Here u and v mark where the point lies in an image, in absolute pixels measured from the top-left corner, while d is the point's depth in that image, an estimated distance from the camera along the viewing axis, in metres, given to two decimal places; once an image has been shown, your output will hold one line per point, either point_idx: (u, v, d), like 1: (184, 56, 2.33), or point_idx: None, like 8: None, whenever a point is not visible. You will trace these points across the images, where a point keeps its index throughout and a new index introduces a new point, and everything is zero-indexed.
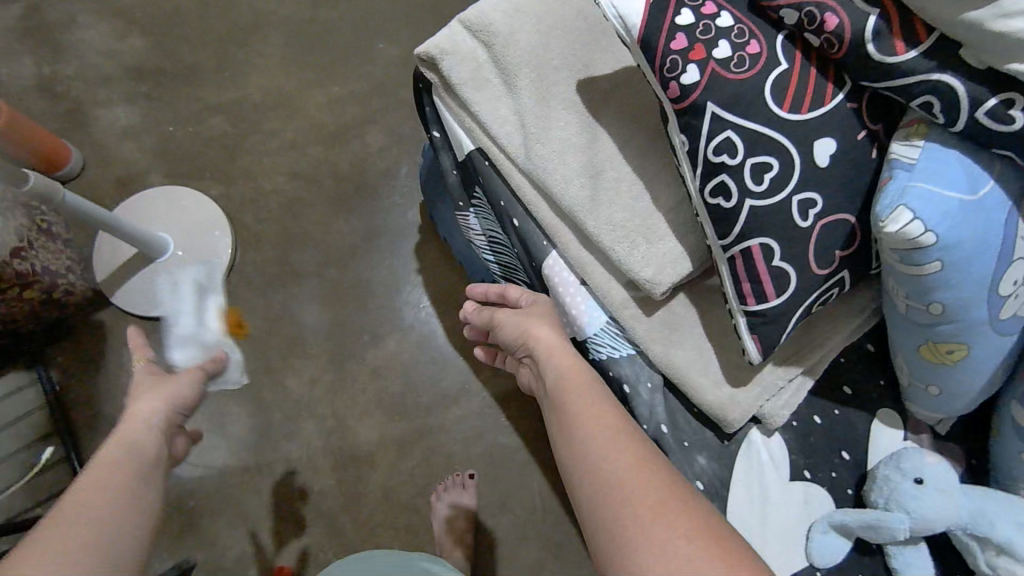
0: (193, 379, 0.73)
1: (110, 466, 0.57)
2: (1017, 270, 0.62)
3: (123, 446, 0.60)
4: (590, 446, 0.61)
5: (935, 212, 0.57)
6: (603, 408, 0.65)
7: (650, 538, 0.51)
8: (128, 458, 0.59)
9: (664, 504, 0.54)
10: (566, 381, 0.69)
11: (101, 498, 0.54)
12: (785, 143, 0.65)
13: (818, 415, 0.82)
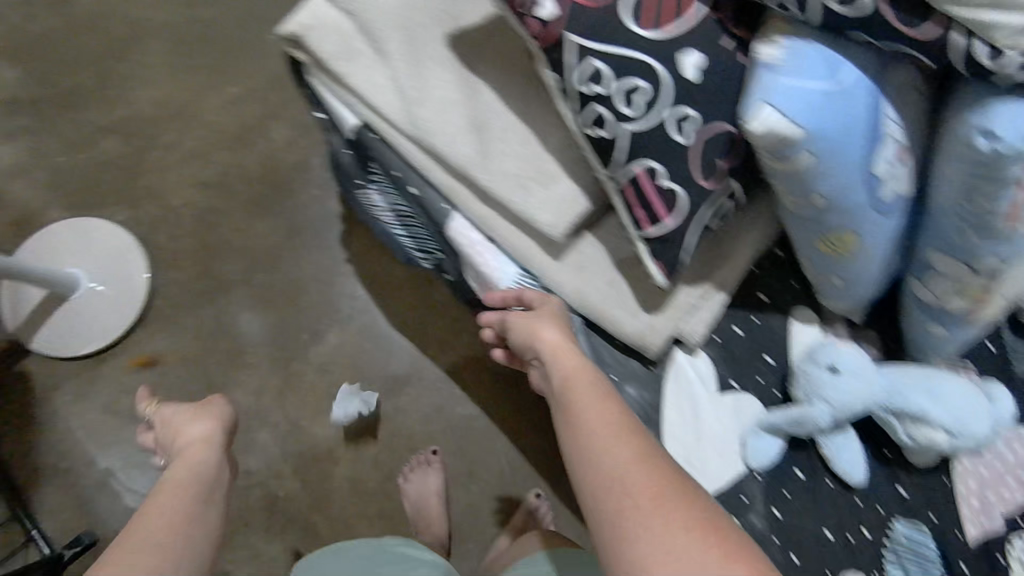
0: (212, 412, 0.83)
1: (161, 498, 0.65)
2: (888, 150, 0.63)
3: (173, 480, 0.69)
4: (592, 447, 0.60)
5: (798, 105, 0.58)
6: (606, 405, 0.63)
7: (654, 539, 0.51)
8: (178, 488, 0.67)
9: (669, 504, 0.53)
10: (569, 381, 0.67)
11: (157, 523, 0.62)
12: (650, 63, 0.64)
13: (739, 326, 0.85)
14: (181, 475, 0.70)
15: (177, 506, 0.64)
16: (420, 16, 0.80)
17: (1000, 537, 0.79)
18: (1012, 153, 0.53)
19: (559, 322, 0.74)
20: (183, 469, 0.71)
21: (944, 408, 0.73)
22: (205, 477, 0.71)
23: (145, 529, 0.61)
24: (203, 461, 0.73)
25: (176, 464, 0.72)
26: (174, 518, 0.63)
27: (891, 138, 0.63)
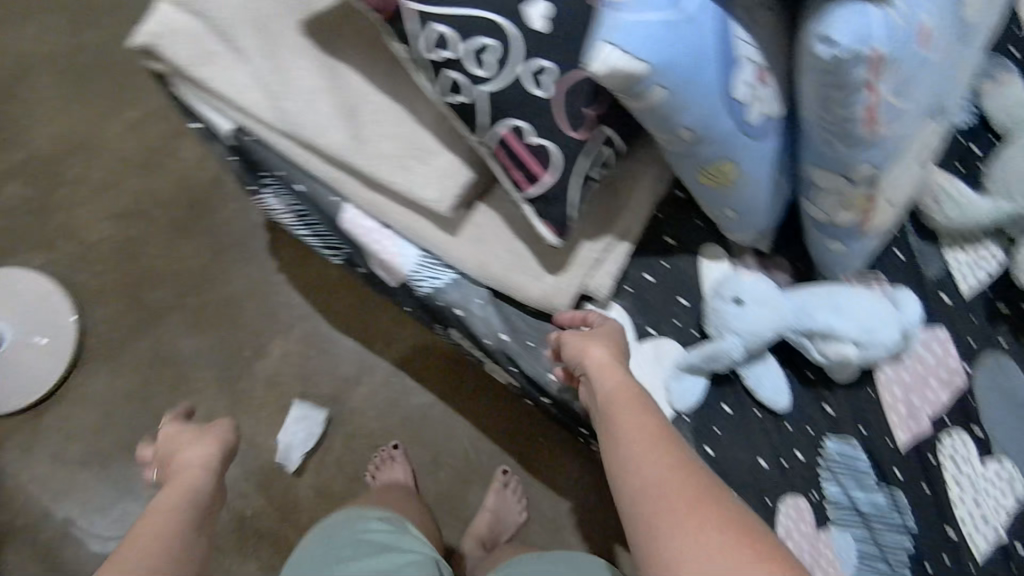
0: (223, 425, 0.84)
1: (144, 529, 0.64)
2: (745, 72, 0.62)
3: (160, 512, 0.67)
4: (634, 459, 0.59)
5: (639, 39, 0.56)
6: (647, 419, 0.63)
7: (695, 549, 0.51)
8: (165, 519, 0.66)
9: (714, 518, 0.52)
10: (613, 396, 0.66)
11: (146, 544, 0.62)
12: (495, 19, 0.62)
13: (649, 272, 0.85)
14: (169, 508, 0.68)
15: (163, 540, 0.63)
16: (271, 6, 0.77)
17: (928, 438, 0.81)
18: (850, 56, 0.52)
19: (608, 338, 0.72)
20: (173, 501, 0.69)
21: (851, 321, 0.74)
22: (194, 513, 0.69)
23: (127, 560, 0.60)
24: (198, 490, 0.73)
25: (166, 495, 0.71)
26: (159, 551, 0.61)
27: (747, 59, 0.62)
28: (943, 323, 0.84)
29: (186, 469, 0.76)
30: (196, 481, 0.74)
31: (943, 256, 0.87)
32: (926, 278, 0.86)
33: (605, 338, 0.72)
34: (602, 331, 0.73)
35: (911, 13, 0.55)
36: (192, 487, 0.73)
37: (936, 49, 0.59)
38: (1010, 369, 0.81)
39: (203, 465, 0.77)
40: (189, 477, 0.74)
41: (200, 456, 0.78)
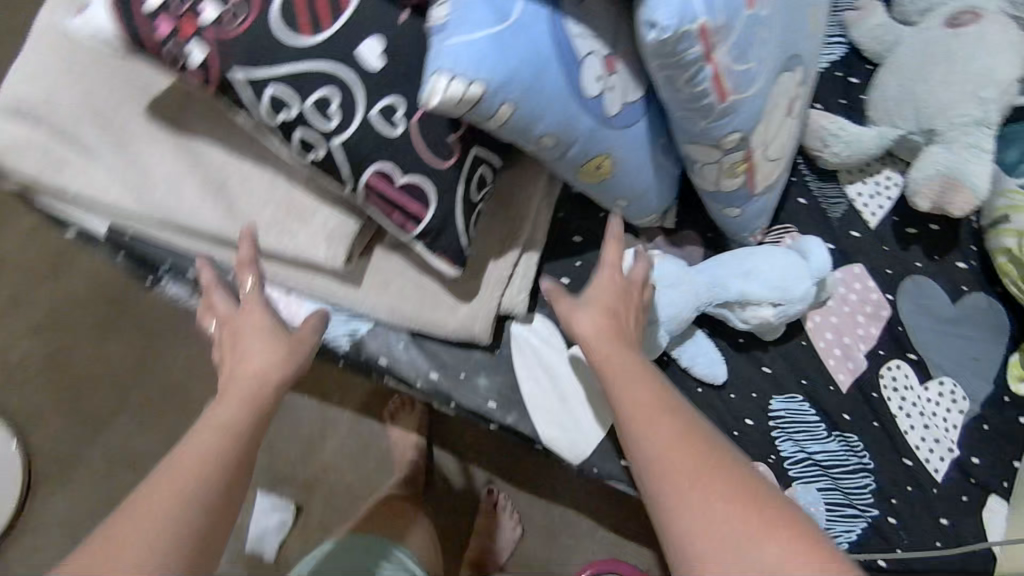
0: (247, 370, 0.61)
1: (167, 479, 0.52)
2: (591, 67, 0.61)
3: (188, 455, 0.55)
4: (643, 439, 0.56)
5: (469, 61, 0.55)
6: (649, 395, 0.59)
7: (700, 520, 0.50)
8: (188, 473, 0.53)
9: (731, 498, 0.50)
10: (613, 373, 0.62)
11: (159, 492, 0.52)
12: (328, 68, 0.60)
13: (565, 275, 0.83)
14: (198, 453, 0.55)
15: (182, 515, 0.51)
16: (109, 96, 0.73)
17: (868, 374, 0.82)
18: (675, 36, 0.51)
19: (618, 298, 0.67)
20: (213, 430, 0.57)
21: (764, 284, 0.73)
22: (232, 469, 0.55)
23: (133, 537, 0.49)
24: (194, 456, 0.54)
25: (220, 407, 0.59)
26: (175, 532, 0.50)
27: (589, 54, 0.61)
28: (858, 257, 0.85)
29: (265, 375, 0.61)
30: (241, 409, 0.59)
31: (845, 192, 0.87)
32: (832, 218, 0.87)
33: (613, 301, 0.67)
34: (619, 291, 0.68)
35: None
36: (254, 404, 0.60)
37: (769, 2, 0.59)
38: (931, 289, 0.85)
39: (280, 370, 0.62)
40: (234, 403, 0.59)
41: (255, 364, 0.62)
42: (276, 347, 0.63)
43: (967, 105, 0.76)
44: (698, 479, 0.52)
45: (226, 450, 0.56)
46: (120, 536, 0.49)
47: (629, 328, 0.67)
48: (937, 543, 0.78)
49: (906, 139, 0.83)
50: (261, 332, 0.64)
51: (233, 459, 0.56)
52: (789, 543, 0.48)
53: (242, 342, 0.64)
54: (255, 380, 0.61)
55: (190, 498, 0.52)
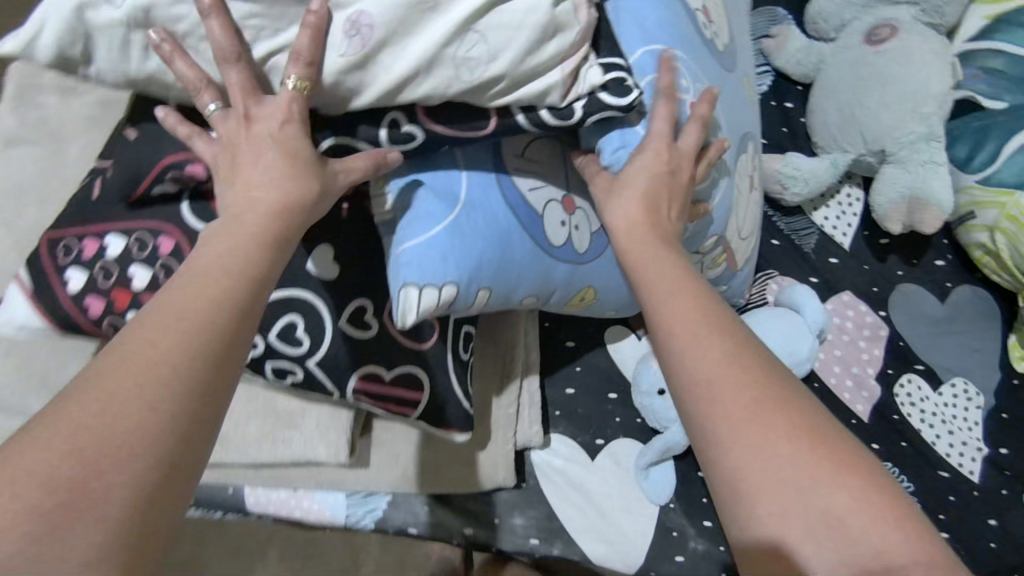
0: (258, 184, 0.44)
1: (163, 322, 0.37)
2: (554, 214, 0.59)
3: (188, 301, 0.39)
4: (686, 349, 0.45)
5: (434, 262, 0.52)
6: (686, 295, 0.48)
7: (767, 465, 0.40)
8: (197, 312, 0.38)
9: (800, 426, 0.41)
10: (644, 267, 0.51)
11: (159, 333, 0.37)
12: (286, 295, 0.57)
13: (570, 385, 0.82)
14: (210, 299, 0.39)
15: (190, 368, 0.36)
16: (50, 363, 0.65)
17: (884, 399, 0.82)
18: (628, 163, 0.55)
19: (660, 170, 0.53)
20: (216, 270, 0.40)
21: None
22: (246, 320, 0.40)
23: (127, 393, 0.34)
24: (220, 288, 0.40)
25: (218, 239, 0.42)
26: (177, 388, 0.36)
27: (547, 204, 0.58)
28: (845, 284, 0.85)
29: (286, 203, 0.44)
30: (258, 254, 0.42)
31: (813, 221, 0.87)
32: (808, 253, 0.86)
33: (656, 186, 0.52)
34: (666, 182, 0.53)
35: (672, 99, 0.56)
36: (279, 236, 0.43)
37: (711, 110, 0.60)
38: (917, 295, 0.86)
39: (310, 202, 0.45)
40: (245, 238, 0.42)
41: (269, 194, 0.44)
42: (298, 173, 0.45)
43: (911, 123, 0.78)
44: (761, 401, 0.42)
45: (240, 299, 0.40)
46: (106, 389, 0.34)
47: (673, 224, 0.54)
48: (992, 544, 0.79)
49: (859, 160, 0.83)
50: (288, 162, 0.44)
51: (241, 313, 0.40)
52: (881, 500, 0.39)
53: (250, 169, 0.44)
54: (277, 211, 0.43)
55: (197, 351, 0.37)
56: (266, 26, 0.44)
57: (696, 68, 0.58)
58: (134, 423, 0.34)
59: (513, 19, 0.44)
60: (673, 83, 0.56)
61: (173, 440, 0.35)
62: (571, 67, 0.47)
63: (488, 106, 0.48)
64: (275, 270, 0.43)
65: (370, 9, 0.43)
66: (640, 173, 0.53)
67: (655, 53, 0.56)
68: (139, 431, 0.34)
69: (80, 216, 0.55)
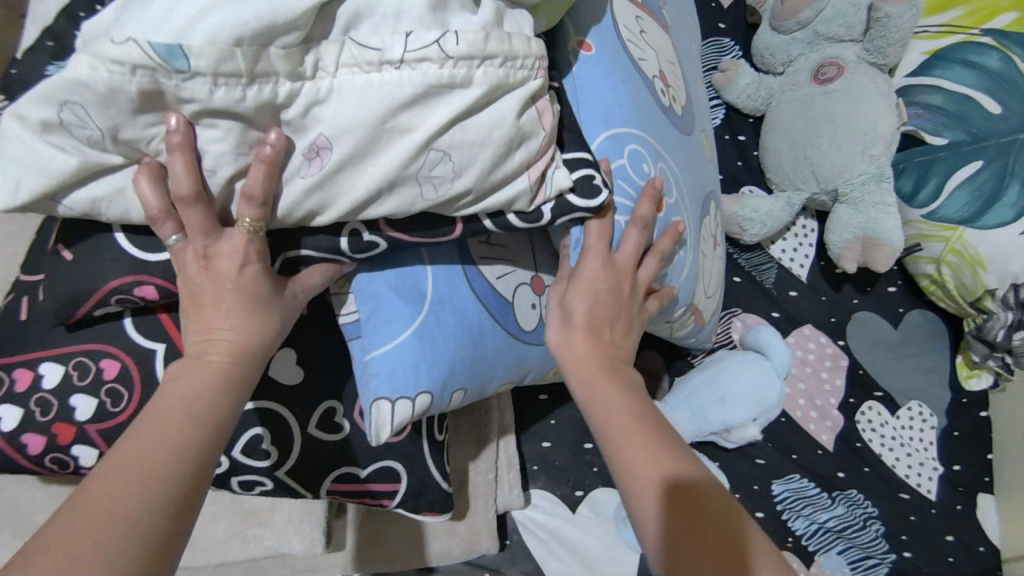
0: (223, 320, 0.43)
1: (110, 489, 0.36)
2: (525, 297, 0.57)
3: (140, 461, 0.37)
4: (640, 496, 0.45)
5: (405, 374, 0.50)
6: (641, 431, 0.48)
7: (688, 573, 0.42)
8: (148, 471, 0.37)
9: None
10: (594, 396, 0.51)
11: (121, 491, 0.36)
12: (247, 407, 0.54)
13: (546, 438, 0.81)
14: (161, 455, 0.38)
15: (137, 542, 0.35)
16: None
17: (847, 427, 0.85)
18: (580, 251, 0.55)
19: (608, 284, 0.54)
20: (170, 423, 0.39)
21: (736, 402, 0.75)
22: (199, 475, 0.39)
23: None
24: (184, 437, 0.39)
25: (179, 382, 0.41)
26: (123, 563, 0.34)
27: (518, 288, 0.57)
28: (805, 317, 0.87)
29: (242, 345, 0.43)
30: (222, 397, 0.42)
31: (772, 255, 0.89)
32: (769, 287, 0.88)
33: (608, 311, 0.54)
34: (613, 293, 0.54)
35: (635, 184, 0.57)
36: (235, 379, 0.43)
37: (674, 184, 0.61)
38: (873, 322, 0.89)
39: (267, 340, 0.45)
40: (198, 384, 0.41)
41: (230, 334, 0.43)
42: (257, 308, 0.44)
43: (861, 164, 0.79)
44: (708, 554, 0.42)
45: (193, 453, 0.39)
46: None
47: (628, 336, 0.56)
48: (950, 559, 0.83)
49: (813, 198, 0.84)
50: (243, 299, 0.43)
51: (195, 471, 0.39)
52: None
53: (204, 309, 0.43)
54: (231, 354, 0.43)
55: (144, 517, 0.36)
56: (227, 152, 0.41)
57: (655, 144, 0.60)
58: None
59: (477, 136, 0.44)
60: (636, 165, 0.58)
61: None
62: (538, 172, 0.48)
63: (455, 214, 0.48)
64: (234, 414, 0.43)
65: (328, 131, 0.41)
66: (582, 295, 0.54)
67: (618, 135, 0.57)
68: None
69: (9, 344, 0.51)
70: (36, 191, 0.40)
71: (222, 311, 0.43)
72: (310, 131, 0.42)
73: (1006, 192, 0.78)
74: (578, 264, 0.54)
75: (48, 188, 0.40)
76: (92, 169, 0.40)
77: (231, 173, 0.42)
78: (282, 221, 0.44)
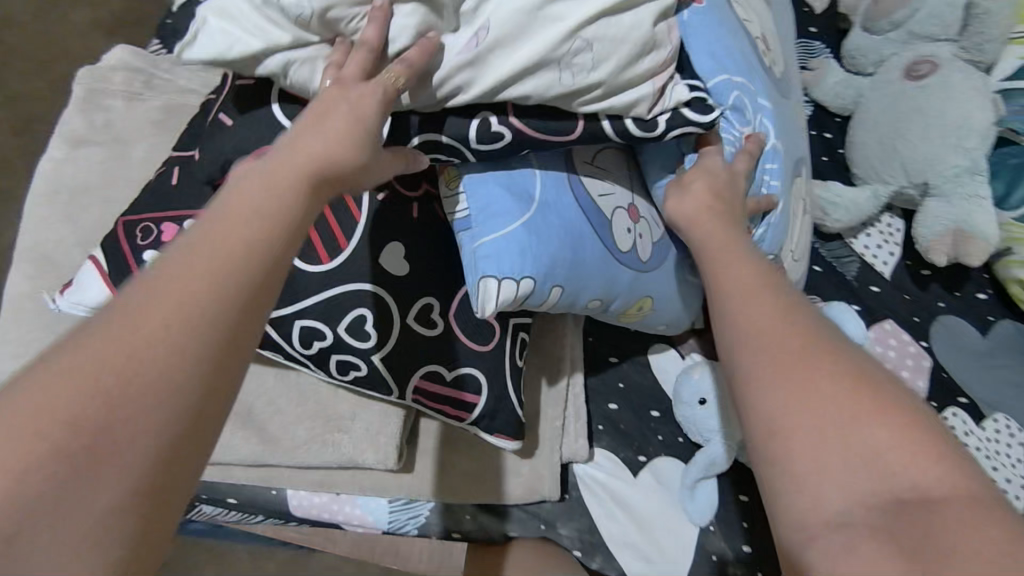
0: (320, 132, 0.45)
1: (190, 268, 0.38)
2: (621, 219, 0.60)
3: (223, 243, 0.39)
4: (753, 343, 0.44)
5: (513, 258, 0.53)
6: (764, 297, 0.47)
7: (816, 419, 0.39)
8: (227, 259, 0.39)
9: (869, 417, 0.38)
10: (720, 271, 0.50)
11: (194, 269, 0.38)
12: (357, 290, 0.58)
13: (614, 400, 0.80)
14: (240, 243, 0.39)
15: (210, 323, 0.37)
16: None
17: None
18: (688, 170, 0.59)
19: (720, 194, 0.56)
20: (254, 209, 0.41)
21: None
22: (271, 268, 0.40)
23: (156, 333, 0.36)
24: (259, 231, 0.40)
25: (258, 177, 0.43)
26: (204, 321, 0.37)
27: (616, 209, 0.60)
28: (886, 313, 0.86)
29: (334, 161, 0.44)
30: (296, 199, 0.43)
31: (854, 249, 0.89)
32: (850, 280, 0.88)
33: (716, 213, 0.55)
34: (728, 185, 0.57)
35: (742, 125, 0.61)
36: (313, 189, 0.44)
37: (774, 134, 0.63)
38: (959, 328, 0.87)
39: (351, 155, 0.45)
40: (279, 185, 0.42)
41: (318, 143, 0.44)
42: (348, 128, 0.45)
43: (954, 155, 0.80)
44: (829, 394, 0.39)
45: (269, 247, 0.40)
46: (123, 340, 0.35)
47: (739, 229, 0.55)
48: None
49: (900, 193, 0.85)
50: (341, 112, 0.45)
51: (268, 268, 0.40)
52: (972, 505, 0.35)
53: (305, 124, 0.46)
54: (317, 165, 0.44)
55: (216, 300, 0.37)
56: (412, 23, 0.47)
57: (758, 96, 0.62)
58: (158, 362, 0.35)
59: (619, 32, 0.49)
60: (736, 113, 0.60)
61: (191, 397, 0.36)
62: (660, 83, 0.52)
63: (576, 112, 0.52)
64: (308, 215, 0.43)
65: (491, 18, 0.48)
66: (699, 179, 0.57)
67: (725, 82, 0.60)
68: (161, 387, 0.35)
69: (162, 202, 0.58)
70: (249, 50, 0.47)
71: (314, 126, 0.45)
72: (470, 16, 0.49)
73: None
74: (693, 168, 0.58)
75: (259, 51, 0.47)
76: (296, 44, 0.48)
77: (398, 46, 0.47)
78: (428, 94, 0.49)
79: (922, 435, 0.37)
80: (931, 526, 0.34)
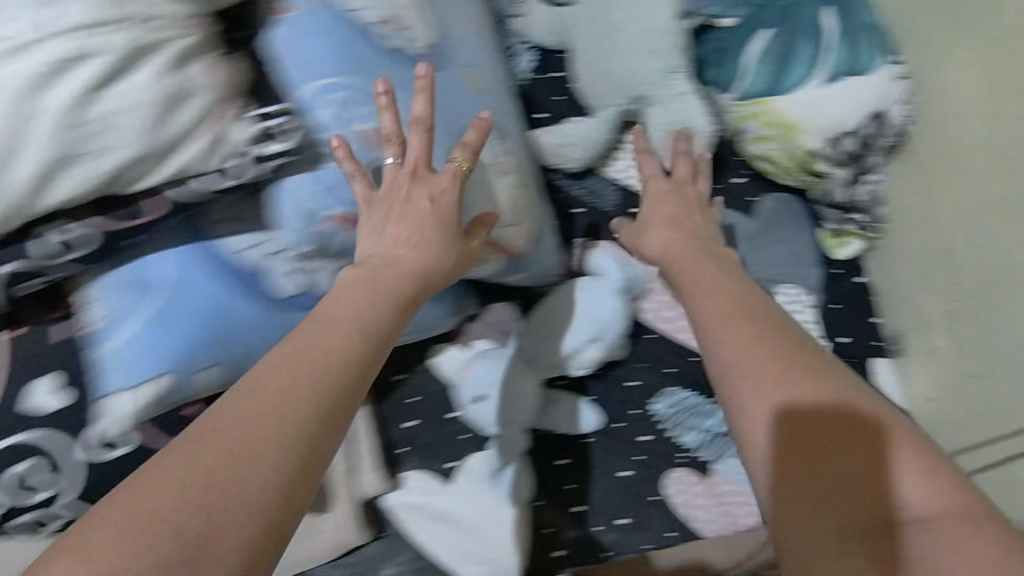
0: (410, 230, 0.58)
1: (293, 375, 0.46)
2: (275, 266, 0.59)
3: (312, 356, 0.47)
4: (735, 375, 0.53)
5: (142, 359, 0.56)
6: (738, 312, 0.59)
7: (792, 412, 0.50)
8: (323, 372, 0.47)
9: (856, 435, 0.49)
10: (703, 295, 0.63)
11: (291, 379, 0.46)
12: (18, 439, 0.57)
13: (407, 419, 0.77)
14: (338, 356, 0.48)
15: (308, 427, 0.44)
16: None
17: None
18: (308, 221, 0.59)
19: (679, 231, 0.73)
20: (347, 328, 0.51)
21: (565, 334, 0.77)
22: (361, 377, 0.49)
23: (263, 430, 0.43)
24: (349, 344, 0.50)
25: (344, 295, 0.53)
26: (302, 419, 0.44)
27: (263, 258, 0.59)
28: None
29: (399, 266, 0.57)
30: (380, 311, 0.53)
31: (608, 177, 0.87)
32: (611, 211, 0.86)
33: (683, 242, 0.71)
34: (675, 197, 0.76)
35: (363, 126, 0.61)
36: (389, 304, 0.54)
37: (403, 126, 0.62)
38: (729, 218, 0.86)
39: (441, 266, 0.58)
40: (374, 304, 0.54)
41: (414, 259, 0.57)
42: (440, 237, 0.59)
43: (649, 62, 0.80)
44: (809, 393, 0.50)
45: (363, 361, 0.50)
46: (232, 439, 0.42)
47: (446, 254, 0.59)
48: None
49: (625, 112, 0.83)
50: (438, 223, 0.59)
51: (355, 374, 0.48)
52: (949, 522, 0.44)
53: (393, 223, 0.58)
54: (414, 280, 0.57)
55: (314, 407, 0.45)
56: None
57: (376, 93, 0.61)
58: (262, 451, 0.42)
59: (126, 103, 0.50)
60: (346, 113, 0.60)
61: (289, 486, 0.42)
62: (207, 135, 0.55)
63: (136, 191, 0.54)
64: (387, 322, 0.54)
65: None
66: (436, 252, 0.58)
67: (316, 90, 0.59)
68: (261, 480, 0.41)
69: None
70: None
71: (405, 251, 0.57)
72: None
73: (797, 50, 0.78)
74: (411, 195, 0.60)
75: None
76: None
77: None
78: (440, 177, 0.59)
79: (895, 444, 0.48)
80: (911, 538, 0.44)
